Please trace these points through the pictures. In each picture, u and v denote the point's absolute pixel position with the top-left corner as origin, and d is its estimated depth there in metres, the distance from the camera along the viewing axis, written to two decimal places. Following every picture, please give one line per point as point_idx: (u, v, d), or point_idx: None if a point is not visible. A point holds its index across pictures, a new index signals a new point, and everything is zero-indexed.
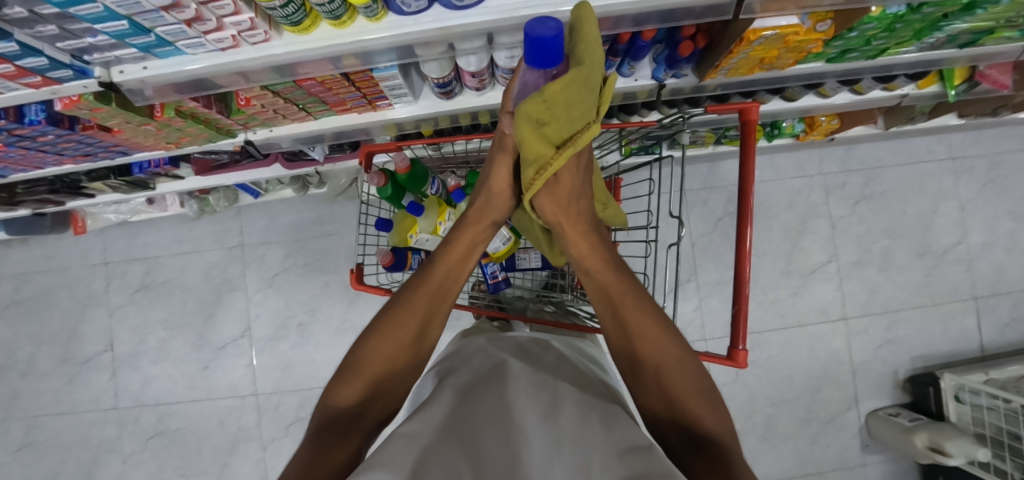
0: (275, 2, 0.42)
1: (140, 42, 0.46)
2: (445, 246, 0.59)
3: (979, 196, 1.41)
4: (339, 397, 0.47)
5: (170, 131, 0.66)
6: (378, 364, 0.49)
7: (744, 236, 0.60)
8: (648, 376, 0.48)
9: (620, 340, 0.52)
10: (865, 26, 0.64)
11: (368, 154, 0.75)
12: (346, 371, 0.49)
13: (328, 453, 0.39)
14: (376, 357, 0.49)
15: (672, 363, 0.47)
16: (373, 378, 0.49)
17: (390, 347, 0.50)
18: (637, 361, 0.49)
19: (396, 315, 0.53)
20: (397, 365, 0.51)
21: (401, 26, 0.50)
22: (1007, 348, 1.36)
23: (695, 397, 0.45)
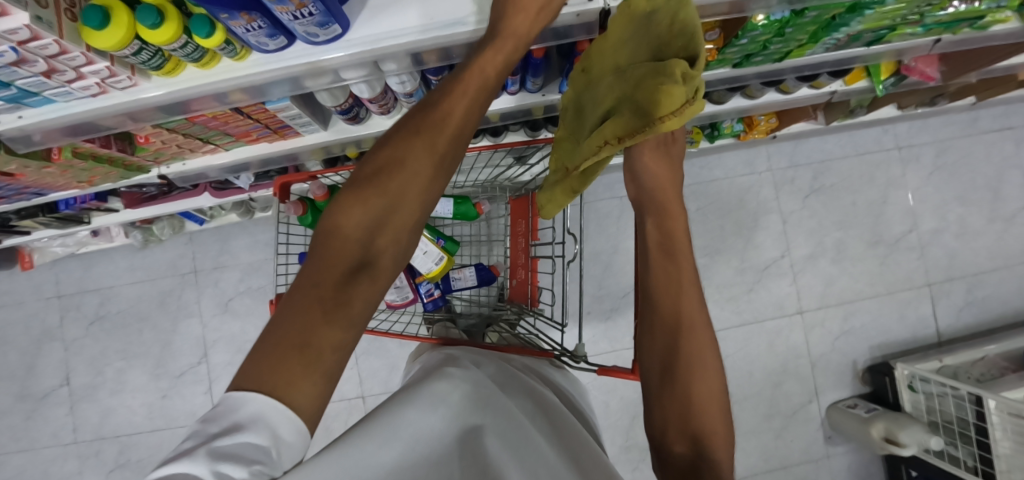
0: (126, 50, 0.43)
1: (5, 95, 0.46)
2: (444, 90, 0.52)
3: (928, 183, 1.42)
4: (323, 262, 0.43)
5: (76, 171, 0.67)
6: (362, 235, 0.46)
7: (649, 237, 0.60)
8: (669, 382, 0.51)
9: (651, 348, 0.54)
10: (753, 33, 0.63)
11: (283, 184, 0.75)
12: (325, 234, 0.46)
13: (310, 344, 0.37)
14: (361, 215, 0.47)
15: (697, 365, 0.51)
16: (366, 212, 0.47)
17: (376, 199, 0.47)
18: (667, 367, 0.52)
19: (393, 164, 0.49)
20: (381, 222, 0.47)
21: (269, 63, 0.50)
22: (964, 332, 1.38)
23: (696, 404, 0.49)
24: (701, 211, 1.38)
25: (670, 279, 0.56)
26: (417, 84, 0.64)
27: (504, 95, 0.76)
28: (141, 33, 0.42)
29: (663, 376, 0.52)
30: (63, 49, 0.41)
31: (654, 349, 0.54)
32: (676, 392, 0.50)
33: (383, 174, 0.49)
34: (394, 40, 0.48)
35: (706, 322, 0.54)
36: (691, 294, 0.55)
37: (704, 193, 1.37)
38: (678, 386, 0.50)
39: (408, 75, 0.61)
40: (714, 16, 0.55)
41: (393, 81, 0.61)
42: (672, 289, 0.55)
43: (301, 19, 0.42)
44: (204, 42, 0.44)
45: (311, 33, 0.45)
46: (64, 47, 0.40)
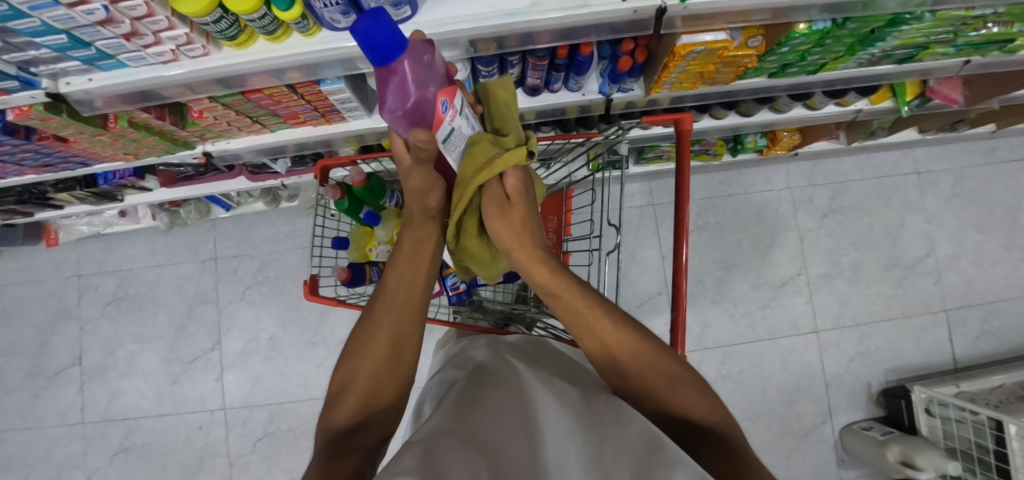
0: (207, 18, 0.45)
1: (82, 55, 0.48)
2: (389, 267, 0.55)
3: (945, 209, 1.44)
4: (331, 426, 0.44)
5: (126, 142, 0.69)
6: (364, 381, 0.47)
7: (680, 252, 0.62)
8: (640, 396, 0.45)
9: (601, 360, 0.48)
10: (794, 42, 0.65)
11: (324, 168, 0.77)
12: (335, 397, 0.47)
13: (336, 466, 0.36)
14: (359, 374, 0.48)
15: (636, 359, 0.45)
16: (372, 385, 0.47)
17: (372, 363, 0.48)
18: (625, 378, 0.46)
19: (370, 331, 0.50)
20: (382, 380, 0.48)
21: (335, 41, 0.52)
22: (979, 361, 1.37)
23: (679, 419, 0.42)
24: (720, 225, 1.39)
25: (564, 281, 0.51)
26: (466, 75, 0.66)
27: (544, 93, 0.78)
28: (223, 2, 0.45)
29: (620, 378, 0.46)
30: (151, 12, 0.43)
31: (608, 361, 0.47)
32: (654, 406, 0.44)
33: (366, 342, 0.50)
34: (457, 25, 0.50)
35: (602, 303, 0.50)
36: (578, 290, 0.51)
37: (721, 208, 1.39)
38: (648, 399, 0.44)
39: (460, 65, 0.63)
40: (757, 21, 0.58)
41: None
42: (573, 302, 0.50)
43: None
44: (282, 14, 0.46)
45: (384, 12, 0.47)
46: (152, 10, 0.43)
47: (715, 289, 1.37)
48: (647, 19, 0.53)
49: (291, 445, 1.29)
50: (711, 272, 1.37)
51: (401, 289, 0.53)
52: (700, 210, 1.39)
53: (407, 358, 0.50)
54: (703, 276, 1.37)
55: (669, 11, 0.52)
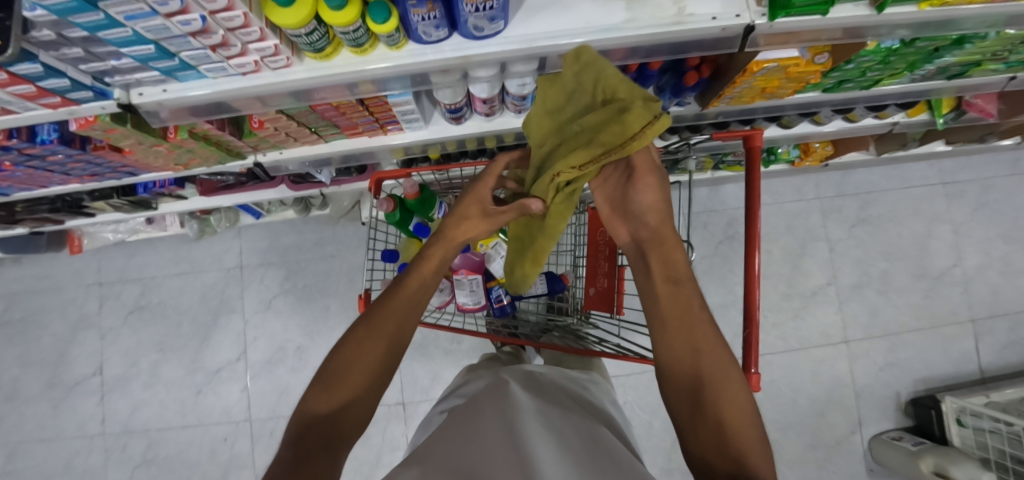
0: (302, 30, 0.44)
1: (164, 66, 0.47)
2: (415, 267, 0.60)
3: (971, 219, 1.45)
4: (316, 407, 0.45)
5: (181, 152, 0.68)
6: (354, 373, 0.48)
7: (753, 259, 0.61)
8: (690, 409, 0.43)
9: (671, 365, 0.47)
10: (861, 59, 0.66)
11: (378, 180, 0.77)
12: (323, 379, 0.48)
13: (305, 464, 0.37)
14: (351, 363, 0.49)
15: (714, 371, 0.44)
16: (359, 375, 0.48)
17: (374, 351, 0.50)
18: (698, 385, 0.44)
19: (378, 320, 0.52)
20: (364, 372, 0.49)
21: (421, 55, 0.51)
22: (1006, 371, 1.38)
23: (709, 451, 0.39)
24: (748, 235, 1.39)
25: (675, 278, 0.51)
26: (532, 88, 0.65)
27: None
28: (320, 13, 0.43)
29: (692, 397, 0.43)
30: (247, 23, 0.42)
31: (673, 361, 0.46)
32: (693, 428, 0.42)
33: (374, 327, 0.51)
34: (551, 40, 0.49)
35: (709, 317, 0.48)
36: (688, 287, 0.50)
37: None
38: (704, 415, 0.41)
39: (530, 78, 0.62)
40: (828, 40, 0.57)
41: (514, 83, 0.63)
42: (682, 320, 0.48)
43: (479, 12, 0.44)
44: (378, 28, 0.45)
45: (479, 26, 0.46)
46: (248, 20, 0.41)
47: None
48: (734, 37, 0.53)
49: None
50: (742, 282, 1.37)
51: (421, 286, 0.58)
52: (730, 220, 1.39)
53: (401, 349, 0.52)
54: (733, 286, 1.37)
55: (756, 29, 0.52)
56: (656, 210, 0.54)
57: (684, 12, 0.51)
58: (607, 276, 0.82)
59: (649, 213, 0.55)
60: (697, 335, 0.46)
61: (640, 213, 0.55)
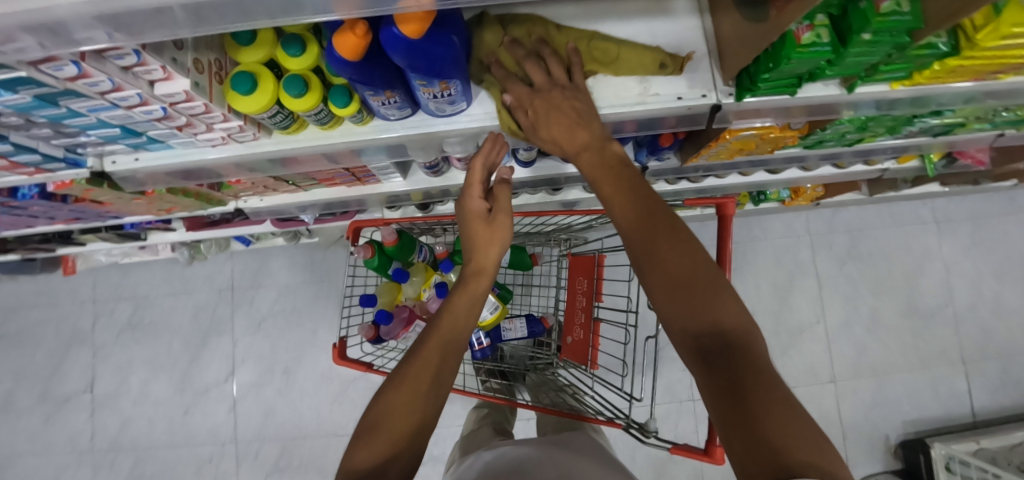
0: (264, 114, 0.45)
1: (132, 142, 0.48)
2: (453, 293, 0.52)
3: (964, 257, 1.43)
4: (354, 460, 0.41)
5: (161, 201, 0.69)
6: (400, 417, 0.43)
7: None
8: (706, 379, 0.33)
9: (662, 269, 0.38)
10: (838, 126, 0.65)
11: (357, 228, 0.77)
12: (366, 425, 0.43)
13: None
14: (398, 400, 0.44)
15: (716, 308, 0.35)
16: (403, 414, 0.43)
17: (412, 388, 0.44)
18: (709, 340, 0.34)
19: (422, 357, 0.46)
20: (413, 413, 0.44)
21: (388, 130, 0.51)
22: (998, 414, 1.36)
23: (741, 452, 0.27)
24: (737, 269, 1.39)
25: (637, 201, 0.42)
26: None
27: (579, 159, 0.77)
28: (281, 99, 0.44)
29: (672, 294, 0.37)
30: (208, 110, 0.42)
31: (678, 321, 0.36)
32: (716, 416, 0.31)
33: (417, 369, 0.46)
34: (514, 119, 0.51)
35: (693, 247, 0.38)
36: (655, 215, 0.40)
37: (740, 252, 1.39)
38: (725, 384, 0.31)
39: None
40: (802, 114, 0.57)
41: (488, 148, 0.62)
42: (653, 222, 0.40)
43: (438, 99, 0.45)
44: (339, 111, 0.46)
45: (441, 109, 0.47)
46: (209, 108, 0.42)
47: None
48: (700, 115, 0.53)
49: None
50: None
51: (465, 308, 0.51)
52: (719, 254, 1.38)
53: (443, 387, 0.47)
54: None
55: (723, 107, 0.52)
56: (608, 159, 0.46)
57: (647, 92, 0.51)
58: (583, 327, 0.82)
59: (585, 141, 0.46)
60: (678, 262, 0.37)
61: (571, 140, 0.46)
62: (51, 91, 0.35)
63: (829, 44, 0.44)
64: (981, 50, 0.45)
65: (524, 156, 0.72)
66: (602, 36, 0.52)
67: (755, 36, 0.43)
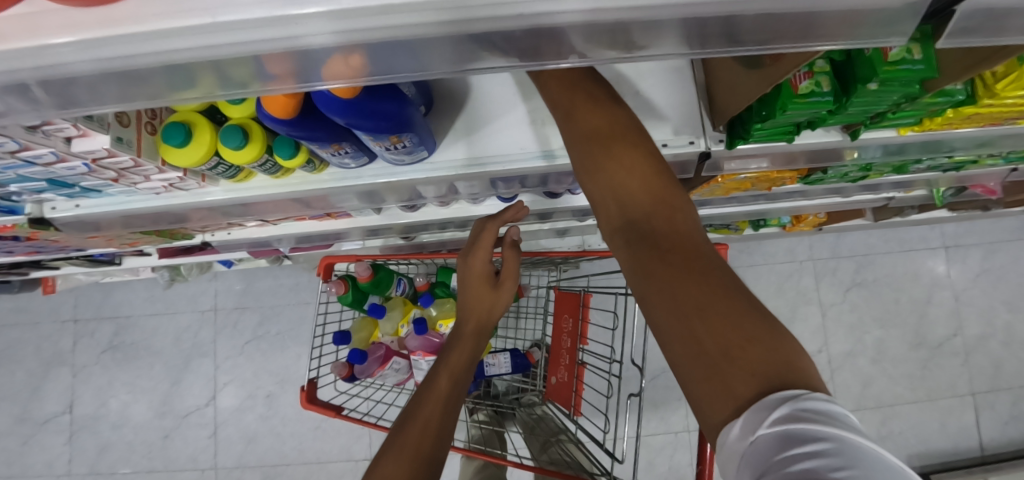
0: (204, 165, 0.41)
1: (66, 192, 0.44)
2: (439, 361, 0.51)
3: (974, 285, 1.37)
4: None
5: (121, 238, 0.65)
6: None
7: None
8: (633, 271, 0.28)
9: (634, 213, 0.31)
10: (840, 167, 0.61)
11: (329, 265, 0.73)
12: None
13: None
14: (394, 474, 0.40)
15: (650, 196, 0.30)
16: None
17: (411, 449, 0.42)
18: (632, 228, 0.29)
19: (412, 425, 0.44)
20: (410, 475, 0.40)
21: (345, 178, 0.47)
22: (1008, 450, 1.30)
23: (694, 370, 0.22)
24: None
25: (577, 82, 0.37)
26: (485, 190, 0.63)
27: (564, 195, 0.72)
28: (222, 151, 0.40)
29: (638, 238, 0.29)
30: (139, 164, 0.39)
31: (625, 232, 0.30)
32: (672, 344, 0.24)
33: (410, 432, 0.44)
34: (481, 168, 0.46)
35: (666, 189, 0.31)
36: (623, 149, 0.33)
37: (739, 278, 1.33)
38: (656, 286, 0.25)
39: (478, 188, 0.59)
40: (800, 161, 0.53)
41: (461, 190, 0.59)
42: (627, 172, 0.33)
43: (393, 149, 0.41)
44: (286, 161, 0.42)
45: (399, 158, 0.43)
46: (139, 163, 0.38)
47: None
48: (688, 162, 0.49)
49: None
50: None
51: (458, 359, 0.51)
52: None
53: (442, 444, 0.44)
54: None
55: (713, 155, 0.48)
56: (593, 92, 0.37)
57: None
58: (567, 370, 0.79)
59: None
60: (616, 147, 0.32)
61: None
62: None
63: (830, 94, 0.39)
64: (1000, 99, 0.40)
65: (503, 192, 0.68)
66: None
67: (748, 85, 0.38)
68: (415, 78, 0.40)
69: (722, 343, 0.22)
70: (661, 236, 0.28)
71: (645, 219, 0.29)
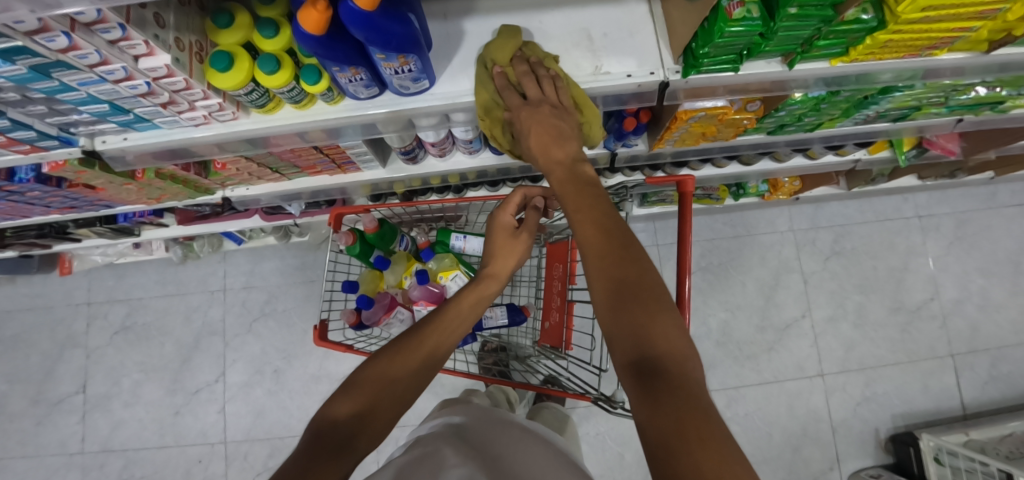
0: (240, 90, 0.48)
1: (121, 119, 0.52)
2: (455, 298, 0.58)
3: (948, 252, 1.45)
4: (332, 412, 0.42)
5: (151, 189, 0.72)
6: (386, 382, 0.45)
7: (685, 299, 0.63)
8: (635, 394, 0.31)
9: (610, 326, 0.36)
10: (791, 107, 0.69)
11: (339, 215, 0.81)
12: (352, 383, 0.45)
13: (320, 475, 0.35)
14: (387, 374, 0.46)
15: (660, 333, 0.34)
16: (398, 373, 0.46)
17: (412, 360, 0.48)
18: (646, 366, 0.32)
19: (415, 339, 0.50)
20: (410, 378, 0.47)
21: (358, 109, 0.55)
22: (988, 407, 1.35)
23: (650, 439, 0.27)
24: (721, 267, 1.41)
25: (593, 213, 0.43)
26: (477, 133, 0.69)
27: None
28: (257, 77, 0.48)
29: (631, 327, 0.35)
30: (189, 86, 0.46)
31: (618, 334, 0.35)
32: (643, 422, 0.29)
33: (409, 348, 0.49)
34: (473, 97, 0.54)
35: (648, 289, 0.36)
36: (618, 247, 0.39)
37: (724, 250, 1.41)
38: (655, 395, 0.29)
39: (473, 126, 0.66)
40: (756, 91, 0.61)
41: (458, 130, 0.67)
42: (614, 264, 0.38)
43: (400, 74, 0.49)
44: (311, 88, 0.50)
45: (404, 86, 0.51)
46: (190, 84, 0.46)
47: (720, 331, 1.37)
48: (651, 92, 0.57)
49: None
50: (715, 313, 1.38)
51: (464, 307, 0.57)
52: (703, 251, 1.41)
53: (436, 361, 0.50)
54: (707, 317, 1.38)
55: (671, 84, 0.56)
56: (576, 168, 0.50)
57: (600, 71, 0.55)
58: (559, 310, 0.89)
59: (559, 157, 0.50)
60: (633, 276, 0.37)
61: (547, 158, 0.51)
62: (45, 62, 0.39)
63: (760, 19, 0.46)
64: (904, 23, 0.48)
65: None
66: (554, 22, 0.57)
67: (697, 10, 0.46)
68: (420, 15, 0.48)
69: (699, 452, 0.24)
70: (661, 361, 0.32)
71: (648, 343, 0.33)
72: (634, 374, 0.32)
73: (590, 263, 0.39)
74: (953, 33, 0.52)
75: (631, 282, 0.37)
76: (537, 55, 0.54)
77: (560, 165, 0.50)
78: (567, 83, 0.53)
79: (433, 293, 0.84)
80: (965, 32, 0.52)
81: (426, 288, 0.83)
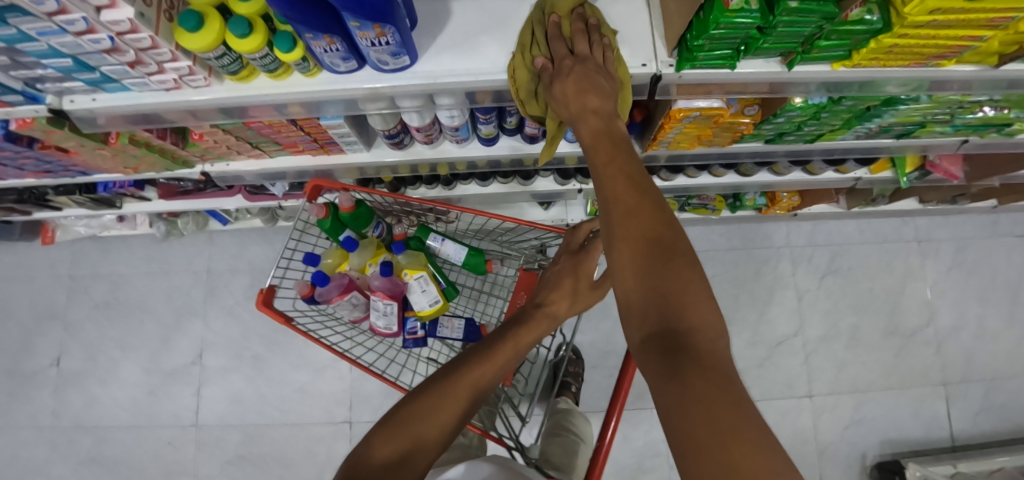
0: (210, 53, 0.46)
1: (88, 77, 0.50)
2: (500, 335, 0.57)
3: (946, 278, 1.41)
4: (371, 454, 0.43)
5: (127, 157, 0.70)
6: (423, 426, 0.45)
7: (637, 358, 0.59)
8: (656, 366, 0.29)
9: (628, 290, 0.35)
10: (790, 114, 0.66)
11: (317, 187, 0.78)
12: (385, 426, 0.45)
13: None
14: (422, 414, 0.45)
15: (692, 302, 0.31)
16: (441, 427, 0.46)
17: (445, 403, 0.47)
18: (671, 336, 0.30)
19: (442, 385, 0.48)
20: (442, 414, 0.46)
21: (334, 83, 0.53)
22: (979, 440, 1.32)
23: (677, 426, 0.24)
24: (714, 279, 1.38)
25: (625, 167, 0.41)
26: (463, 120, 0.67)
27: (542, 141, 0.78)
28: (228, 40, 0.46)
29: (658, 294, 0.32)
30: (155, 44, 0.44)
31: (639, 295, 0.33)
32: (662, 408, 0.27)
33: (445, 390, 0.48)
34: (453, 77, 0.51)
35: (675, 250, 0.34)
36: (650, 209, 0.36)
37: (718, 262, 1.38)
38: (685, 378, 0.26)
39: (458, 111, 0.64)
40: (755, 93, 0.58)
41: (443, 114, 0.65)
42: (638, 220, 0.36)
43: (377, 47, 0.46)
44: (284, 56, 0.47)
45: (382, 61, 0.49)
46: (156, 43, 0.44)
47: None
48: (642, 85, 0.55)
49: (260, 470, 1.24)
50: None
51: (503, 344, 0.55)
52: None
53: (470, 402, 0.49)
54: None
55: (663, 78, 0.54)
56: (591, 125, 0.46)
57: None
58: None
59: (595, 106, 0.46)
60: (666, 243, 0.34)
61: (580, 105, 0.47)
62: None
63: (757, 11, 0.44)
64: (910, 27, 0.45)
65: (484, 131, 0.71)
66: None
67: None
68: None
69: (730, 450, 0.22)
70: (689, 340, 0.29)
71: (676, 315, 0.31)
72: (658, 350, 0.30)
73: (618, 216, 0.37)
74: (960, 43, 0.50)
75: (662, 240, 0.34)
76: (597, 17, 0.54)
77: (595, 114, 0.47)
78: (614, 54, 0.51)
79: (391, 285, 0.80)
80: (973, 42, 0.50)
81: (387, 279, 0.79)
